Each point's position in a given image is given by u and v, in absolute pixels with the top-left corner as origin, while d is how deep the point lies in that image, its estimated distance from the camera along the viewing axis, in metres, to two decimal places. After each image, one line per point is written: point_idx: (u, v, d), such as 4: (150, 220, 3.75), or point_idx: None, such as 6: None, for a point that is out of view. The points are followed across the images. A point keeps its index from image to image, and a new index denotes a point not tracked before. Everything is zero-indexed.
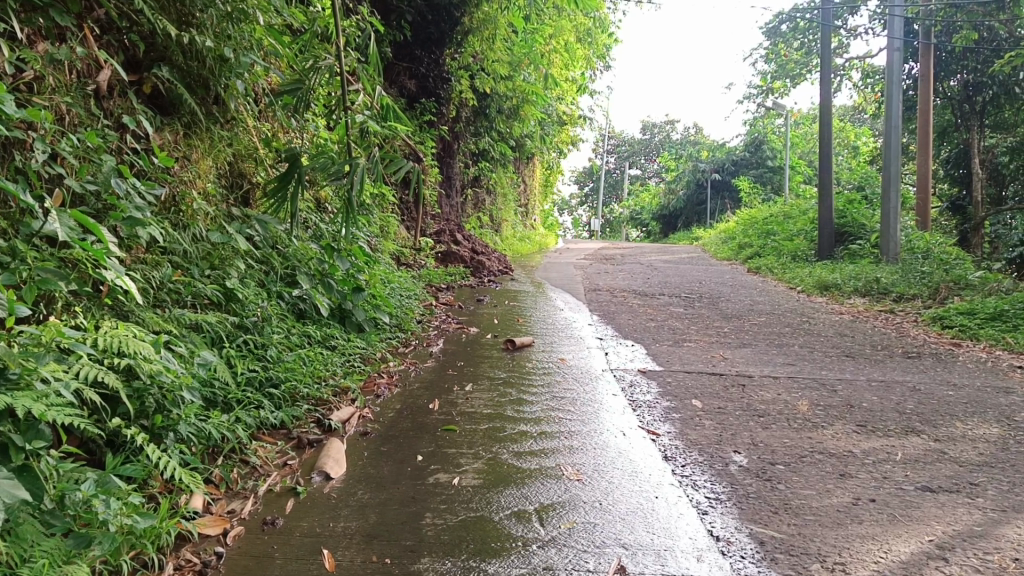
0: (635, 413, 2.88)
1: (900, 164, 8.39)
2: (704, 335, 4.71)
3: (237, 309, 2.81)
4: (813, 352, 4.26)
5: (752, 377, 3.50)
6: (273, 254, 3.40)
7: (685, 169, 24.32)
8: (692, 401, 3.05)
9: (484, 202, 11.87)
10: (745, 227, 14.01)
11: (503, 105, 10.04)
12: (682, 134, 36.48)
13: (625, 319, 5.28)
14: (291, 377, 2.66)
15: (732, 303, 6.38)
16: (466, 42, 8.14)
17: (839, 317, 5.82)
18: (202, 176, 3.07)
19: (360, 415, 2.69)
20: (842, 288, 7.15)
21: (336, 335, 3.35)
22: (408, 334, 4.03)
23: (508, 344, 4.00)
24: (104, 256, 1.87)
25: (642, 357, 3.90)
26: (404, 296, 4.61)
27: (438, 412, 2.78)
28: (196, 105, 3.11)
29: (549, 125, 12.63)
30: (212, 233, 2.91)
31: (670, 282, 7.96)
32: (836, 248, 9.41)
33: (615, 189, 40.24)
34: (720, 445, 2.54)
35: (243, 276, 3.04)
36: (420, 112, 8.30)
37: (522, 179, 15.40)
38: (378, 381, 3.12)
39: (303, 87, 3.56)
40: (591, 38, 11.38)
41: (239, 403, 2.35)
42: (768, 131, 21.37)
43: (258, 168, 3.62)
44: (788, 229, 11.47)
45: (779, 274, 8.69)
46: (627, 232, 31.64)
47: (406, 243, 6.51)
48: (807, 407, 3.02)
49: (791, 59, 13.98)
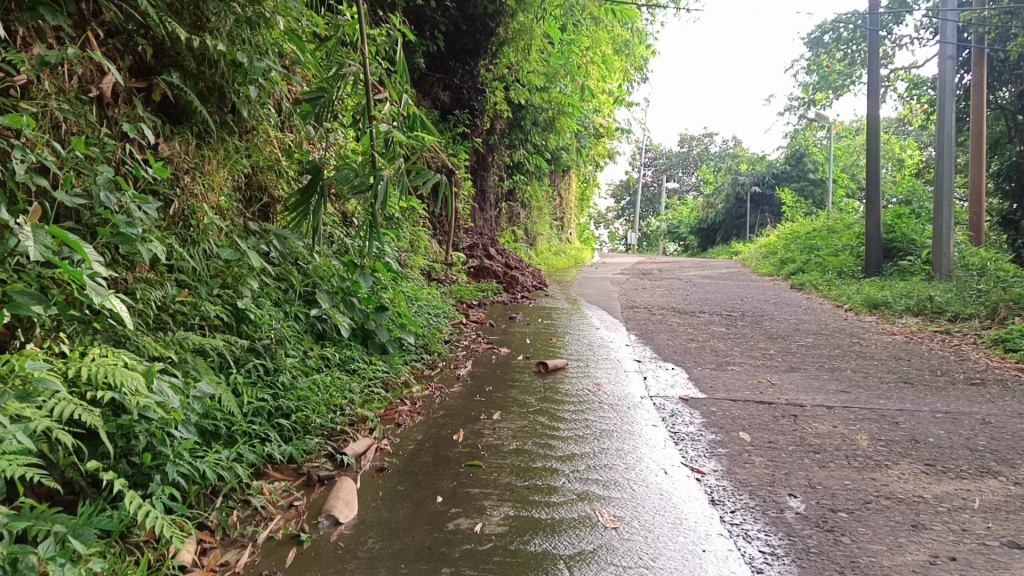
0: (678, 447, 2.64)
1: (953, 177, 8.01)
2: (750, 358, 4.44)
3: (248, 331, 2.65)
4: (869, 378, 3.97)
5: (804, 407, 3.23)
6: (291, 271, 3.23)
7: (724, 182, 23.92)
8: (740, 434, 2.79)
9: (519, 216, 11.69)
10: (788, 242, 13.62)
11: (539, 117, 9.85)
12: (720, 146, 36.06)
13: (664, 339, 5.02)
14: (305, 405, 2.48)
15: (776, 322, 6.08)
16: (501, 53, 7.97)
17: (891, 339, 5.50)
18: (216, 190, 2.91)
19: (377, 447, 2.49)
20: (892, 306, 6.81)
21: (356, 358, 3.16)
22: (434, 355, 3.82)
23: (540, 366, 3.78)
24: (83, 276, 1.70)
25: (683, 382, 3.65)
26: (433, 314, 4.41)
27: (463, 444, 2.57)
28: (210, 114, 2.94)
29: (586, 138, 12.41)
30: (224, 250, 2.73)
31: (711, 299, 7.67)
32: (884, 264, 9.04)
33: (652, 203, 39.87)
34: (773, 487, 2.29)
35: (257, 295, 2.87)
36: (453, 124, 8.13)
37: (558, 193, 15.18)
38: (399, 409, 2.92)
39: (326, 95, 3.40)
40: (630, 50, 11.16)
41: (243, 436, 2.18)
42: (809, 143, 20.93)
43: (279, 180, 3.46)
44: (833, 243, 11.09)
45: (825, 291, 8.35)
46: (664, 247, 31.24)
47: (438, 257, 6.33)
48: (866, 442, 2.74)
49: (834, 70, 13.62)
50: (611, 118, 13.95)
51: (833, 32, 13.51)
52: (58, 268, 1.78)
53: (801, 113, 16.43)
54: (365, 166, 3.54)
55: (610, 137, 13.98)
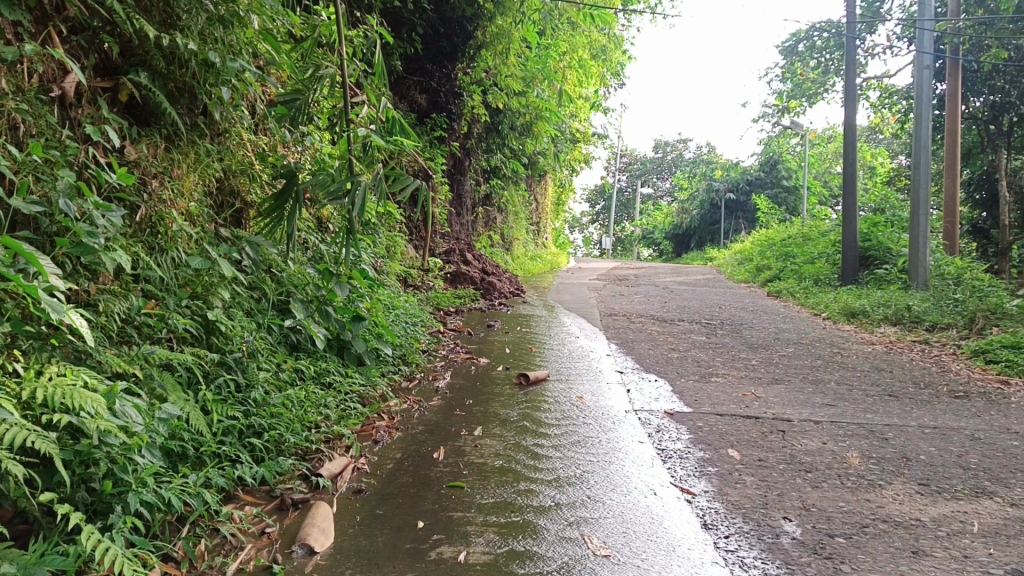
0: (665, 466, 2.56)
1: (929, 186, 8.04)
2: (732, 368, 4.38)
3: (219, 344, 2.53)
4: (853, 390, 3.92)
5: (791, 421, 3.17)
6: (264, 279, 3.11)
7: (699, 188, 24.00)
8: (729, 451, 2.72)
9: (495, 220, 11.60)
10: (763, 249, 13.66)
11: (517, 121, 9.77)
12: (694, 152, 36.24)
13: (644, 348, 4.95)
14: (278, 422, 2.37)
15: (756, 331, 6.03)
16: (479, 56, 7.88)
17: (871, 348, 5.47)
18: (186, 195, 2.79)
19: (355, 467, 2.38)
20: (870, 315, 6.80)
21: (332, 371, 3.04)
22: (412, 366, 3.71)
23: (521, 378, 3.69)
24: (38, 291, 1.58)
25: (667, 395, 3.57)
26: (410, 322, 4.29)
27: (444, 463, 2.47)
28: (180, 116, 2.82)
29: (562, 143, 12.35)
30: (194, 258, 2.61)
31: (689, 307, 7.62)
32: (860, 272, 9.06)
33: (626, 208, 39.96)
34: (766, 509, 2.21)
35: (228, 306, 2.75)
36: (431, 127, 8.03)
37: (534, 197, 15.12)
38: (376, 424, 2.80)
39: (302, 98, 3.30)
40: (607, 55, 11.13)
41: (212, 458, 2.07)
42: (783, 151, 21.07)
43: (252, 185, 3.34)
44: (808, 250, 11.11)
45: (802, 299, 8.35)
46: (638, 252, 31.31)
47: (414, 263, 6.22)
48: (858, 460, 2.68)
49: (807, 78, 13.68)
50: (587, 123, 13.90)
51: (807, 41, 13.60)
52: (10, 282, 1.66)
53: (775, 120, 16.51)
54: (342, 170, 3.42)
55: (586, 142, 13.95)
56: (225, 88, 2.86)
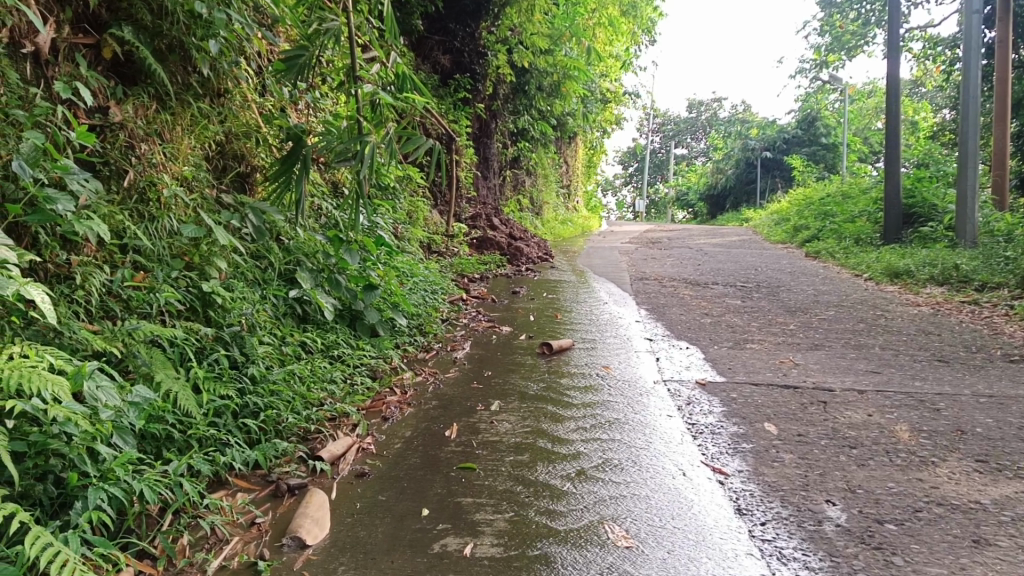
0: (697, 443, 2.36)
1: (978, 139, 7.61)
2: (770, 334, 4.15)
3: (216, 318, 2.37)
4: (900, 356, 3.67)
5: (833, 391, 2.95)
6: (270, 248, 2.95)
7: (735, 147, 23.43)
8: (766, 425, 2.51)
9: (524, 184, 11.38)
10: (800, 208, 13.25)
11: (544, 81, 9.48)
12: (729, 112, 35.44)
13: (676, 313, 4.73)
14: (277, 401, 2.21)
15: (794, 294, 5.77)
16: (504, 14, 7.60)
17: (917, 311, 5.18)
18: (181, 159, 2.63)
19: (360, 447, 2.22)
20: (915, 276, 6.49)
21: (341, 344, 2.88)
22: (430, 337, 3.54)
23: (544, 347, 3.49)
24: None
25: (699, 363, 3.36)
26: (429, 291, 4.11)
27: (456, 442, 2.29)
28: (171, 75, 2.64)
29: (592, 103, 12.02)
30: (186, 227, 2.44)
31: (723, 269, 7.36)
32: (903, 230, 8.69)
33: (660, 169, 39.30)
34: (807, 492, 2.01)
35: (228, 278, 2.59)
36: (454, 89, 7.79)
37: (564, 160, 14.82)
38: (387, 399, 2.64)
39: (305, 54, 3.10)
40: (637, 11, 10.75)
41: (199, 443, 1.91)
42: (821, 107, 20.42)
43: (258, 149, 3.16)
44: (848, 209, 10.71)
45: (843, 259, 8.02)
46: (672, 214, 30.85)
47: (438, 228, 6.04)
48: (907, 434, 2.45)
49: (847, 31, 13.14)
50: (617, 83, 13.52)
51: None
52: None
53: (813, 75, 15.96)
54: (349, 130, 3.22)
55: (617, 102, 13.59)
56: (216, 41, 2.67)
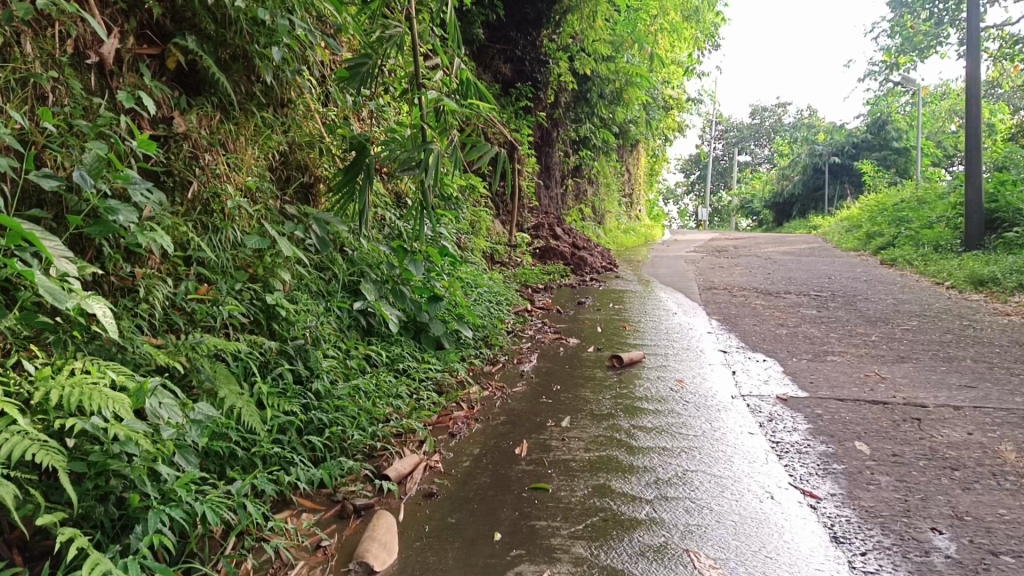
0: (783, 463, 2.21)
1: None
2: (851, 346, 3.94)
3: (281, 331, 2.33)
4: (995, 369, 3.44)
5: (927, 407, 2.75)
6: (334, 259, 2.90)
7: (801, 153, 22.90)
8: (857, 445, 2.34)
9: (586, 193, 11.25)
10: (873, 214, 12.81)
11: (606, 89, 9.36)
12: (793, 117, 34.71)
13: (749, 324, 4.55)
14: (343, 416, 2.14)
15: (872, 304, 5.52)
16: (565, 22, 7.51)
17: (1006, 321, 4.89)
18: (245, 169, 2.59)
19: (427, 466, 2.13)
20: (1002, 283, 6.16)
21: (406, 357, 2.81)
22: (496, 349, 3.45)
23: (614, 360, 3.37)
24: (33, 276, 1.42)
25: (779, 377, 3.19)
26: (494, 302, 4.03)
27: (527, 461, 2.19)
28: (235, 85, 2.62)
29: (655, 110, 11.83)
30: (250, 238, 2.40)
31: (794, 278, 7.12)
32: (986, 236, 8.30)
33: (723, 177, 38.66)
34: (910, 519, 1.84)
35: (293, 291, 2.54)
36: (516, 98, 7.72)
37: (626, 169, 14.65)
38: (454, 414, 2.55)
39: (368, 62, 3.05)
40: (699, 16, 10.55)
41: (263, 462, 1.85)
42: (892, 110, 19.81)
43: (321, 158, 3.12)
44: (924, 215, 10.30)
45: (921, 267, 7.69)
46: (736, 222, 30.31)
47: (501, 238, 5.97)
48: (1015, 455, 2.26)
49: (918, 31, 12.69)
50: (680, 89, 13.31)
51: None
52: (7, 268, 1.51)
53: (884, 77, 15.47)
54: (413, 139, 3.15)
55: (679, 108, 13.37)
56: (279, 48, 2.64)
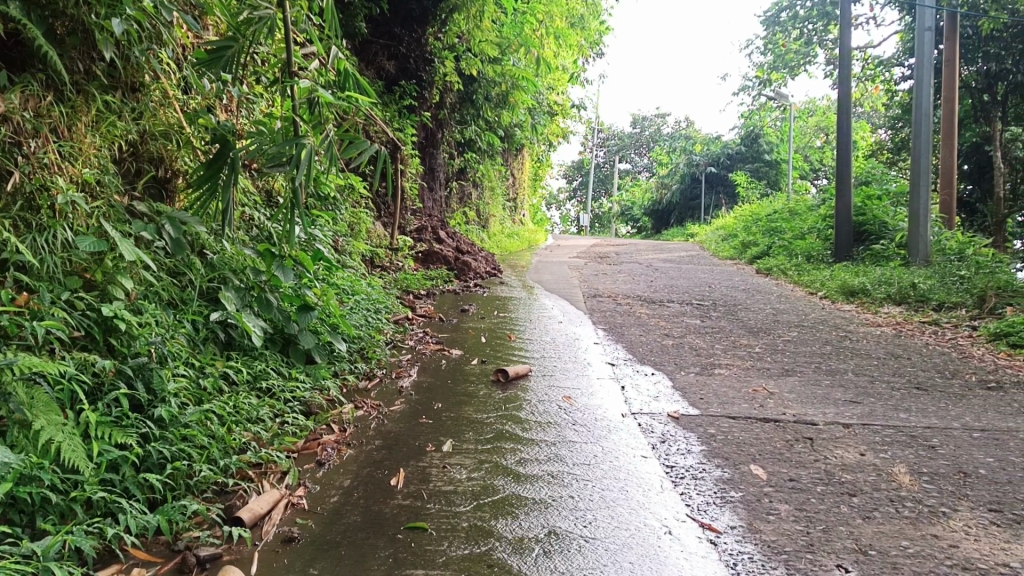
0: (679, 491, 2.08)
1: (930, 159, 7.55)
2: (737, 358, 3.90)
3: (120, 347, 2.01)
4: (876, 383, 3.45)
5: (818, 426, 2.69)
6: (191, 263, 2.58)
7: (680, 162, 23.52)
8: (753, 468, 2.24)
9: (470, 196, 11.07)
10: (747, 224, 13.20)
11: (491, 91, 9.18)
12: (672, 127, 35.66)
13: (636, 334, 4.47)
14: (191, 448, 1.86)
15: (753, 314, 5.56)
16: (451, 20, 7.29)
17: (879, 332, 5.01)
18: (82, 160, 2.26)
19: (289, 503, 1.87)
20: (871, 295, 6.36)
21: (270, 373, 2.53)
22: (373, 361, 3.20)
23: (498, 374, 3.18)
24: None
25: (669, 393, 3.08)
26: (372, 310, 3.77)
27: (403, 494, 1.96)
28: (70, 61, 2.27)
29: (539, 115, 11.78)
30: (84, 239, 2.07)
31: (677, 286, 7.16)
32: (855, 248, 8.63)
33: (604, 183, 39.30)
34: (813, 554, 1.72)
35: (137, 301, 2.22)
36: (399, 96, 7.43)
37: (511, 172, 14.54)
38: (323, 439, 2.29)
39: (236, 44, 2.75)
40: (585, 23, 10.56)
41: (84, 508, 1.56)
42: (764, 123, 20.58)
43: (180, 150, 2.79)
44: (796, 225, 10.64)
45: (795, 277, 7.89)
46: (616, 227, 30.89)
47: (382, 240, 5.70)
48: (908, 478, 2.20)
49: (789, 49, 13.18)
50: (564, 96, 13.35)
51: (789, 11, 13.11)
52: None
53: (758, 92, 16.02)
54: (283, 132, 2.85)
55: (564, 114, 13.38)
56: (121, 20, 2.28)
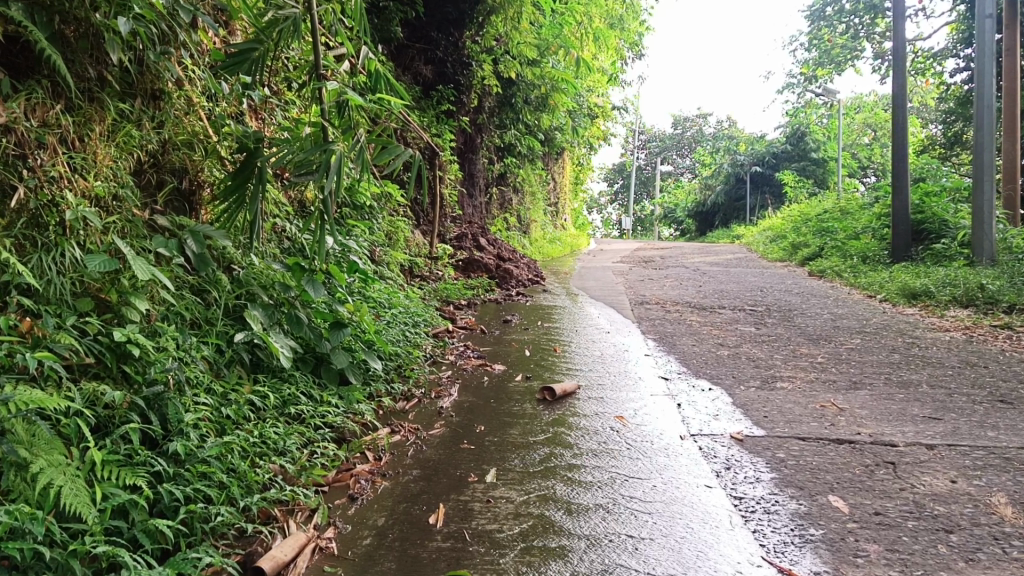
0: (752, 529, 1.84)
1: (994, 153, 7.17)
2: (799, 369, 3.65)
3: (135, 375, 1.86)
4: (956, 396, 3.18)
5: (899, 448, 2.44)
6: (218, 280, 2.42)
7: (723, 162, 23.06)
8: (832, 500, 2.00)
9: (511, 202, 10.89)
10: (796, 224, 12.82)
11: (531, 94, 8.99)
12: (714, 128, 35.13)
13: (688, 343, 4.23)
14: (209, 488, 1.69)
15: (811, 319, 5.28)
16: (489, 22, 7.10)
17: (948, 338, 4.69)
18: (94, 172, 2.11)
19: (317, 547, 1.69)
20: (935, 297, 6.03)
21: (300, 398, 2.36)
22: (410, 379, 3.02)
23: (545, 393, 2.97)
24: None
25: (729, 411, 2.83)
26: (410, 323, 3.60)
27: (443, 534, 1.77)
28: (80, 67, 2.13)
29: (580, 117, 11.55)
30: (94, 258, 1.91)
31: (726, 291, 6.88)
32: (913, 248, 8.26)
33: (645, 186, 38.88)
34: None
35: (156, 324, 2.06)
36: (437, 101, 7.28)
37: (551, 177, 14.33)
38: (356, 471, 2.11)
39: (263, 47, 2.57)
40: (625, 23, 10.32)
41: (84, 565, 1.38)
42: (810, 121, 20.08)
43: (206, 161, 2.65)
44: (849, 225, 10.26)
45: (851, 279, 7.57)
46: (658, 230, 30.48)
47: (421, 249, 5.53)
48: (1011, 511, 1.95)
49: (836, 44, 12.78)
50: (604, 98, 13.11)
51: (835, 4, 12.72)
52: None
53: (804, 89, 15.61)
54: (313, 138, 2.67)
55: (605, 116, 13.14)
56: (128, 18, 2.14)
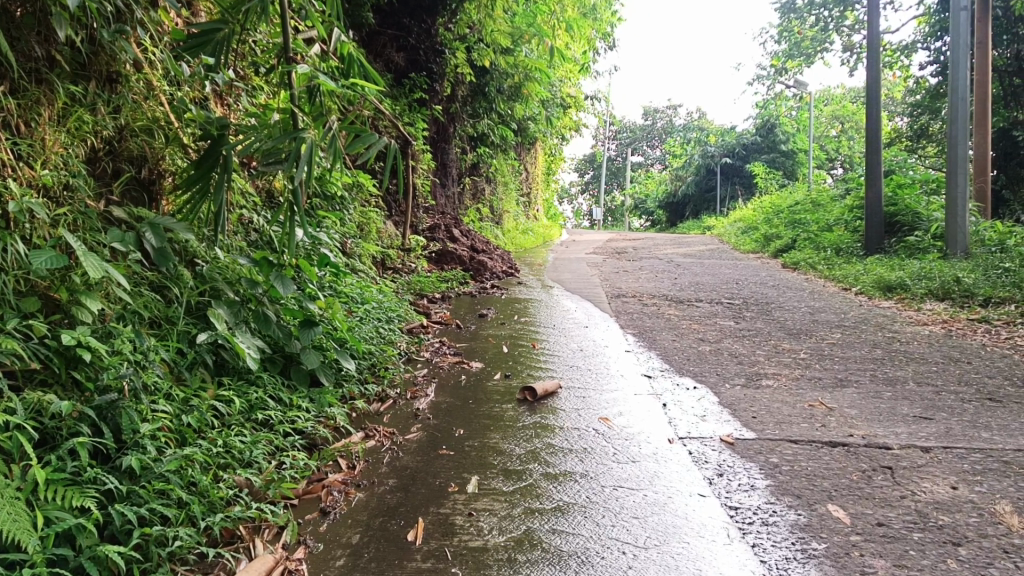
0: (750, 543, 1.74)
1: (967, 146, 7.16)
2: (783, 365, 3.56)
3: (87, 382, 1.71)
4: (944, 394, 3.11)
5: (895, 451, 2.35)
6: (180, 276, 2.27)
7: (694, 153, 23.06)
8: (832, 510, 1.90)
9: (483, 192, 10.75)
10: (768, 216, 12.82)
11: (504, 83, 8.84)
12: (684, 119, 35.16)
13: (669, 338, 4.13)
14: (166, 507, 1.55)
15: (789, 313, 5.21)
16: (462, 8, 6.93)
17: (927, 332, 4.64)
18: (42, 160, 1.95)
19: (287, 570, 1.56)
20: (911, 289, 6.01)
21: (267, 402, 2.21)
22: (385, 379, 2.88)
23: (524, 393, 2.85)
24: None
25: (716, 412, 2.74)
26: (384, 319, 3.46)
27: (423, 553, 1.64)
28: (26, 44, 1.97)
29: (553, 107, 11.42)
30: (41, 254, 1.75)
31: (702, 283, 6.80)
32: (886, 240, 8.27)
33: (616, 176, 38.86)
34: None
35: (112, 325, 1.90)
36: (409, 89, 7.10)
37: (523, 168, 14.19)
38: (327, 482, 1.97)
39: (228, 27, 2.41)
40: (598, 12, 10.19)
41: None
42: (780, 113, 20.14)
43: (167, 148, 2.49)
44: (821, 217, 10.26)
45: (826, 271, 7.54)
46: (629, 221, 30.44)
47: (393, 240, 5.39)
48: (1017, 519, 1.86)
49: (806, 36, 12.77)
50: (576, 87, 12.97)
51: None
52: None
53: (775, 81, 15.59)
54: (281, 125, 2.52)
55: (577, 107, 13.02)
56: None
